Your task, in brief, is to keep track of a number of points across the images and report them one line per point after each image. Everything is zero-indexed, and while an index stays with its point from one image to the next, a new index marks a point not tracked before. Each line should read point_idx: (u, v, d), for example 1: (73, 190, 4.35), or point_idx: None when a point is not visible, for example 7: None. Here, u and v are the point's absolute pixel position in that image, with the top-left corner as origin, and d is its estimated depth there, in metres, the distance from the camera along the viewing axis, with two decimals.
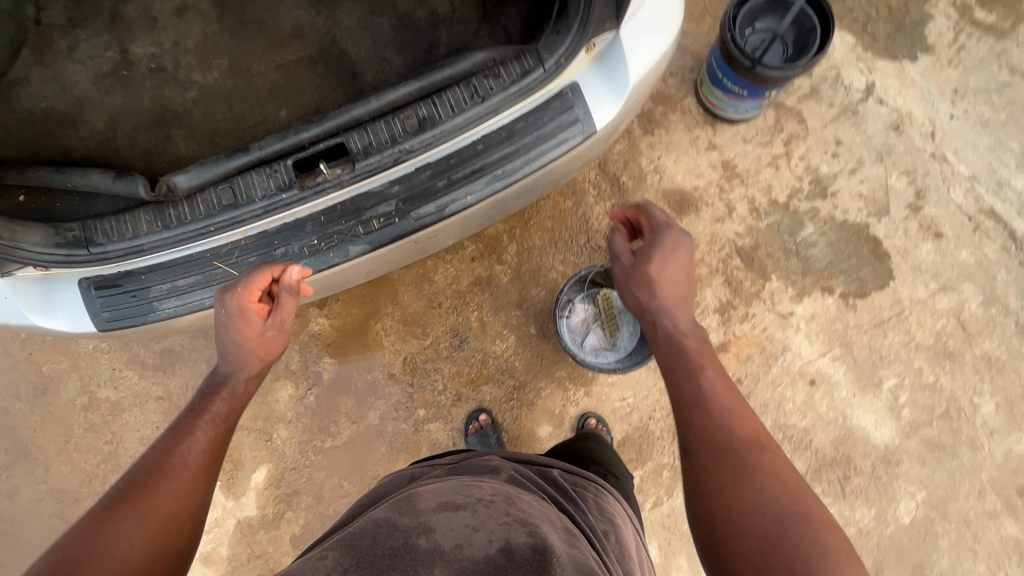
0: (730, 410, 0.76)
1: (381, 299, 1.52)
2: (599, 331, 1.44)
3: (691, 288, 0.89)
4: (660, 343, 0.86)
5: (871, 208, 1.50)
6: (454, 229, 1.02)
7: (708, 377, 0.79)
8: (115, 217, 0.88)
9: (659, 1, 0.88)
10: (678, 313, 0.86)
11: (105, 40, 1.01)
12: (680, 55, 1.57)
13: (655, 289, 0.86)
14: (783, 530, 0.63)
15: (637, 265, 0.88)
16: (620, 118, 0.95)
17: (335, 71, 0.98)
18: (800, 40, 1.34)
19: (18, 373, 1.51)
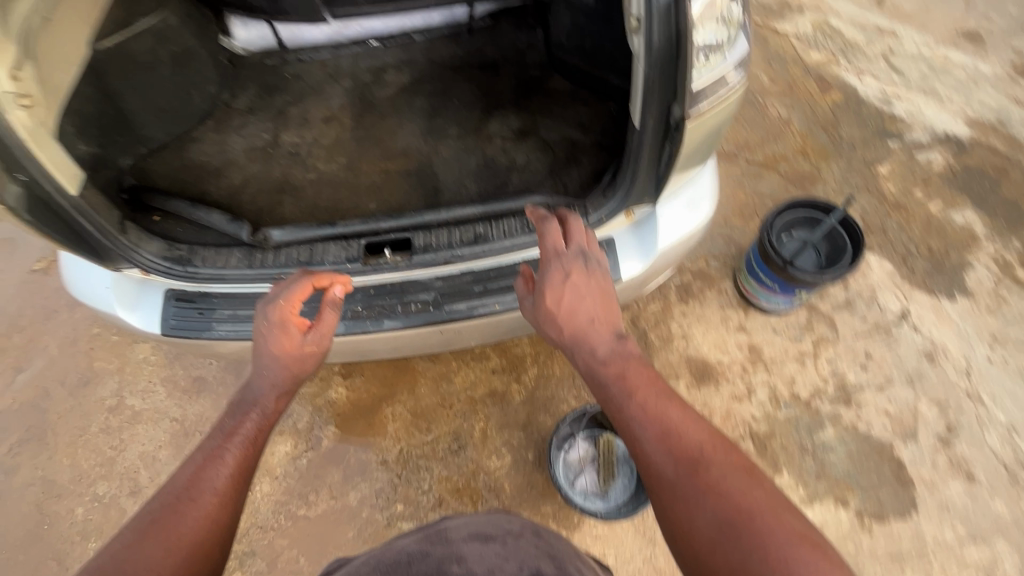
0: (668, 428, 0.77)
1: (400, 386, 1.61)
2: (592, 475, 1.43)
3: (606, 303, 0.89)
4: (586, 375, 0.87)
5: (897, 428, 1.47)
6: (477, 333, 1.13)
7: (638, 402, 0.80)
8: (216, 249, 1.08)
9: (692, 193, 1.06)
10: (597, 339, 0.87)
11: (266, 125, 1.31)
12: (724, 243, 1.74)
13: (569, 327, 0.88)
14: (748, 563, 0.64)
15: (541, 305, 0.90)
16: (643, 277, 1.08)
17: (423, 185, 1.20)
18: (832, 254, 1.47)
19: (76, 362, 1.69)
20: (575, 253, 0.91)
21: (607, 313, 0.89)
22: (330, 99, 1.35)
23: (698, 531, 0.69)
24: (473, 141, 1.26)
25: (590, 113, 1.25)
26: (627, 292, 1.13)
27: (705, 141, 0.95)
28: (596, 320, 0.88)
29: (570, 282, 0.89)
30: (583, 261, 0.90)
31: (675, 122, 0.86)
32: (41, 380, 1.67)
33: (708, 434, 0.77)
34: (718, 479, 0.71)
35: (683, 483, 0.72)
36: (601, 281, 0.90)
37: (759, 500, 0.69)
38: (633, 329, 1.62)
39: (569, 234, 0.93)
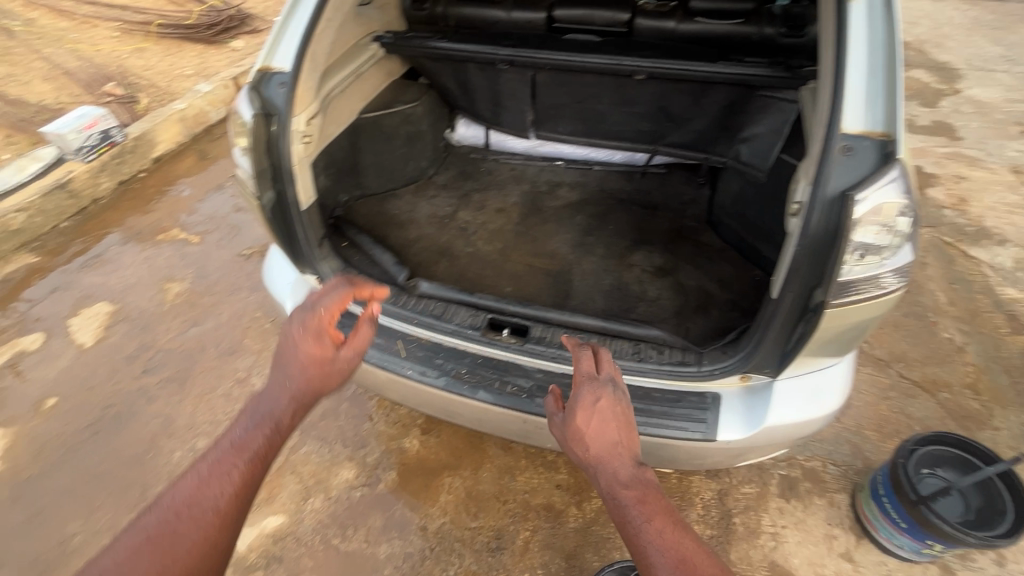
0: (679, 562, 0.71)
1: (466, 462, 1.64)
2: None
3: (632, 433, 0.87)
4: (604, 499, 0.81)
5: None
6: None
7: (653, 531, 0.74)
8: (375, 281, 1.29)
9: (821, 383, 1.01)
10: (615, 466, 0.82)
11: (451, 201, 1.57)
12: (849, 453, 1.56)
13: (593, 453, 0.84)
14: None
15: (568, 427, 0.88)
16: (741, 447, 1.02)
17: (557, 286, 1.32)
18: (982, 515, 1.23)
19: (234, 333, 2.04)
20: (606, 379, 0.91)
21: (632, 444, 0.86)
22: (508, 195, 1.58)
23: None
24: (614, 264, 1.36)
25: (732, 273, 1.29)
26: (719, 457, 1.06)
27: (847, 335, 0.92)
28: (620, 449, 0.84)
29: (596, 407, 0.87)
30: (614, 388, 0.90)
31: (814, 304, 0.87)
32: (205, 338, 2.03)
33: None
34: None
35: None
36: (627, 411, 0.89)
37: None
38: (717, 503, 1.48)
39: (601, 363, 0.95)
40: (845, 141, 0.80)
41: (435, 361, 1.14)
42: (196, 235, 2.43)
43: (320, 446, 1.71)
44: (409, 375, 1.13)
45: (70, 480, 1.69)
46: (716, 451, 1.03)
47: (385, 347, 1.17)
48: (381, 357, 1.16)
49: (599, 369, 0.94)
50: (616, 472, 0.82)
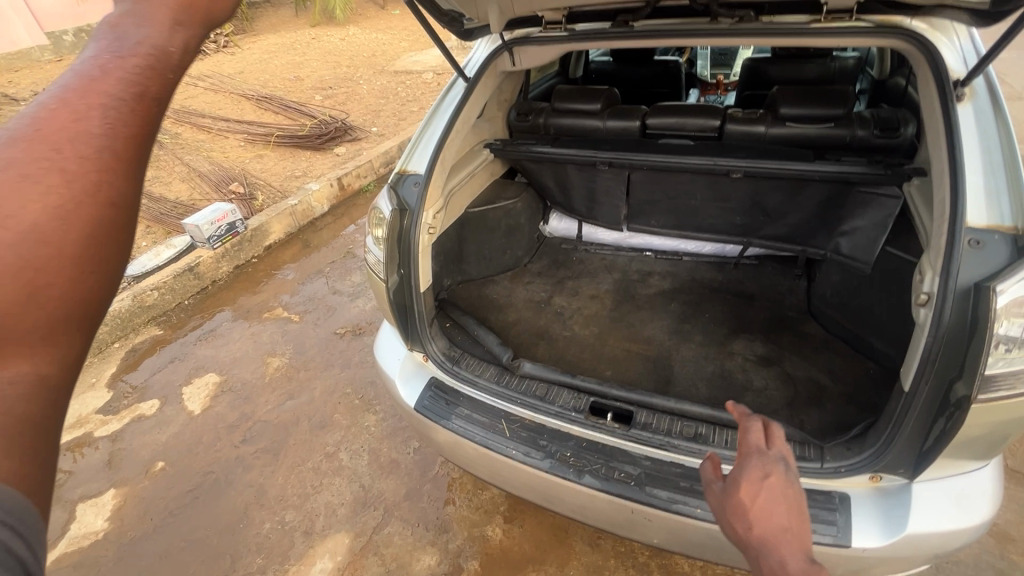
0: None
1: (552, 556, 1.56)
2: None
3: (806, 526, 0.67)
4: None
5: None
6: (663, 531, 1.09)
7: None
8: (479, 361, 1.36)
9: (968, 487, 0.92)
10: (786, 555, 0.63)
11: (545, 288, 1.66)
12: None
13: (759, 536, 0.66)
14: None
15: (728, 498, 0.72)
16: (880, 557, 0.93)
17: (656, 372, 1.33)
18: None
19: (324, 408, 2.14)
20: (778, 457, 0.74)
21: (808, 541, 0.66)
22: (600, 283, 1.65)
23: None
24: (714, 352, 1.36)
25: (843, 366, 1.25)
26: (853, 566, 0.96)
27: (998, 434, 0.86)
28: (796, 544, 0.65)
29: (769, 486, 0.71)
30: (787, 468, 0.73)
31: (957, 399, 0.81)
32: (298, 411, 2.15)
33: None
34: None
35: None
36: (800, 499, 0.70)
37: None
38: None
39: (773, 436, 0.78)
40: (971, 234, 0.82)
41: (539, 442, 1.16)
42: (297, 314, 2.66)
43: (404, 528, 1.70)
44: (513, 456, 1.16)
45: (168, 545, 1.76)
46: (849, 559, 0.94)
47: (489, 425, 1.21)
48: (484, 434, 1.20)
49: (769, 444, 0.78)
50: (794, 569, 0.61)
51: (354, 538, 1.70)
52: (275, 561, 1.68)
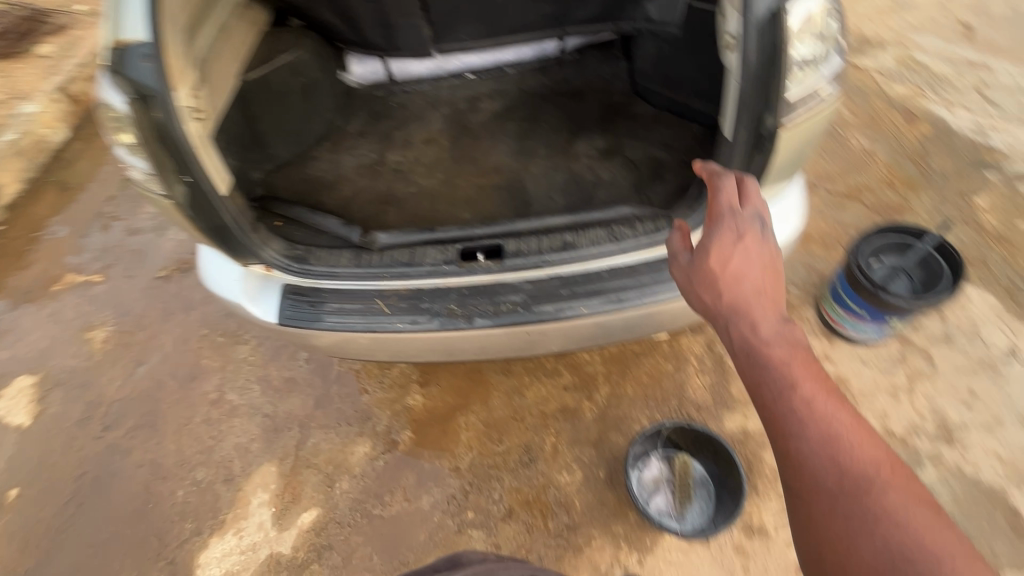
0: (829, 438, 0.72)
1: (474, 397, 1.67)
2: (665, 495, 1.40)
3: (777, 277, 0.86)
4: (738, 346, 0.82)
5: (1009, 473, 1.35)
6: (557, 338, 1.17)
7: (803, 393, 0.75)
8: (329, 249, 1.21)
9: (781, 204, 1.08)
10: (756, 309, 0.82)
11: (374, 147, 1.47)
12: (806, 272, 1.70)
13: (731, 292, 0.84)
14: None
15: (702, 265, 0.87)
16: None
17: (513, 197, 1.30)
18: (926, 282, 1.41)
19: (185, 359, 1.88)
20: (751, 216, 0.88)
21: (773, 288, 0.85)
22: (431, 124, 1.49)
23: (859, 560, 0.64)
24: (561, 159, 1.34)
25: (673, 135, 1.32)
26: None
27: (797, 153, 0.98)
28: (763, 292, 0.84)
29: (743, 243, 0.86)
30: (760, 226, 0.88)
31: (767, 131, 0.90)
32: (156, 374, 1.87)
33: (883, 452, 0.71)
34: (889, 506, 0.66)
35: (848, 502, 0.67)
36: (772, 254, 0.87)
37: (948, 540, 0.63)
38: (709, 354, 1.63)
39: (747, 194, 0.90)
40: None
41: (421, 306, 1.12)
42: (96, 273, 2.16)
43: (327, 433, 1.68)
44: (402, 328, 1.11)
45: (75, 558, 1.58)
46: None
47: (366, 309, 1.14)
48: (365, 320, 1.13)
49: (742, 204, 0.91)
50: (759, 317, 0.82)
51: (280, 463, 1.65)
52: (208, 517, 1.60)
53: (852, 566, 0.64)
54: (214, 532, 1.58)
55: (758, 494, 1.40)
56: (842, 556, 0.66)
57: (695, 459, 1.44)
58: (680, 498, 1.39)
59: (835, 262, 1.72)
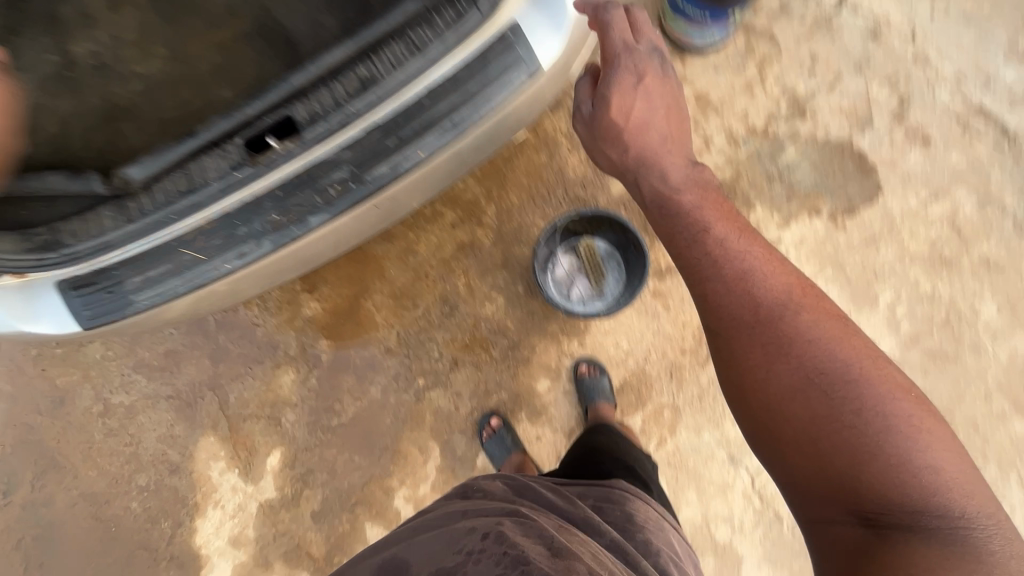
0: (749, 274, 0.82)
1: (369, 277, 1.54)
2: (583, 282, 1.44)
3: (673, 113, 1.01)
4: (652, 198, 0.98)
5: (853, 121, 1.46)
6: (402, 198, 1.02)
7: (714, 235, 0.87)
8: (77, 217, 0.88)
9: None
10: (661, 155, 0.99)
11: (45, 42, 1.02)
12: None
13: (634, 146, 0.99)
14: (837, 409, 0.72)
15: (604, 118, 1.01)
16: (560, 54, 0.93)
17: (273, 43, 0.98)
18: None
19: (34, 390, 1.56)
20: (646, 53, 0.99)
21: (671, 136, 1.01)
22: None
23: (781, 380, 0.75)
24: None
25: None
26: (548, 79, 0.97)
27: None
28: (662, 144, 1.00)
29: (641, 87, 0.99)
30: (653, 65, 1.00)
31: None
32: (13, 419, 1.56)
33: (791, 279, 0.83)
34: (799, 321, 0.78)
35: (764, 329, 0.77)
36: (669, 89, 1.02)
37: (849, 341, 0.77)
38: (576, 126, 1.52)
39: (642, 43, 1.00)
40: None
41: (240, 232, 0.90)
42: None
43: (244, 382, 1.55)
44: (232, 266, 0.92)
45: None
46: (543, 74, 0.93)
47: (178, 267, 0.90)
48: (186, 279, 0.91)
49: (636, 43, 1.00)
50: (663, 174, 0.98)
51: (216, 430, 1.54)
52: (179, 508, 1.54)
53: (773, 385, 0.75)
54: (195, 516, 1.53)
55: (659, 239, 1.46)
56: (765, 381, 0.76)
57: (598, 238, 1.45)
58: (595, 279, 1.44)
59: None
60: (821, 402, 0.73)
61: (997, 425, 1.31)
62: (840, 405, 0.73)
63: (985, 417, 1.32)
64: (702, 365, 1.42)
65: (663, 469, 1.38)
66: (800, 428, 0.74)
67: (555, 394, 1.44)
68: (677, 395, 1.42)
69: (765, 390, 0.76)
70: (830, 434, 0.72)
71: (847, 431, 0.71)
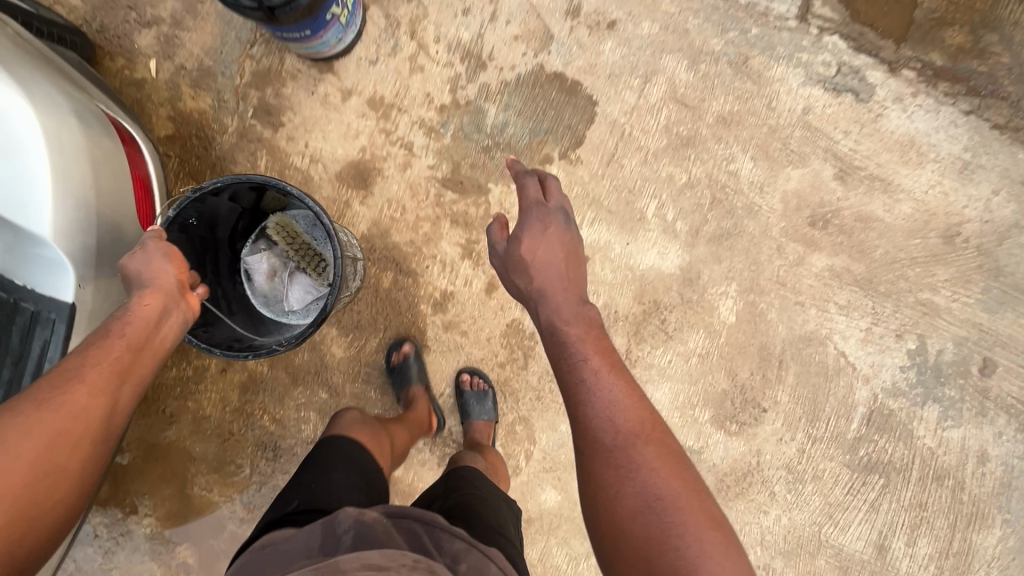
0: (615, 402, 0.78)
1: (179, 463, 1.38)
2: (302, 277, 1.22)
3: (577, 260, 0.96)
4: (545, 331, 0.90)
5: (534, 44, 1.27)
6: None
7: (590, 364, 0.82)
8: None
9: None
10: (559, 297, 0.91)
11: None
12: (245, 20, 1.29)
13: (537, 278, 0.93)
14: (665, 531, 0.67)
15: (514, 255, 0.95)
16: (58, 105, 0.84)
17: None
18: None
19: None
20: (557, 210, 0.97)
21: (574, 273, 0.95)
22: None
23: (624, 497, 0.70)
24: None
25: None
26: (89, 145, 0.86)
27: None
28: (567, 280, 0.93)
29: (548, 234, 0.95)
30: (563, 217, 0.97)
31: None
32: None
33: (651, 413, 0.79)
34: (648, 459, 0.73)
35: (618, 453, 0.74)
36: (574, 240, 0.97)
37: (684, 482, 0.72)
38: None
39: (550, 191, 0.99)
40: None
41: None
42: None
43: None
44: None
45: None
46: (61, 130, 0.82)
47: None
48: None
49: (546, 198, 0.99)
50: (558, 301, 0.90)
51: None
52: None
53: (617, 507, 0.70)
54: None
55: (421, 270, 1.33)
56: (611, 494, 0.71)
57: (290, 213, 1.20)
58: (314, 265, 1.23)
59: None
60: (656, 537, 0.67)
61: (800, 271, 1.30)
62: (669, 540, 0.66)
63: (786, 270, 1.30)
64: (525, 363, 1.35)
65: (543, 478, 1.35)
66: (634, 560, 0.66)
67: (414, 468, 1.37)
68: (520, 405, 1.36)
69: (615, 524, 0.69)
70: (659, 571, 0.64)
71: (675, 557, 0.65)
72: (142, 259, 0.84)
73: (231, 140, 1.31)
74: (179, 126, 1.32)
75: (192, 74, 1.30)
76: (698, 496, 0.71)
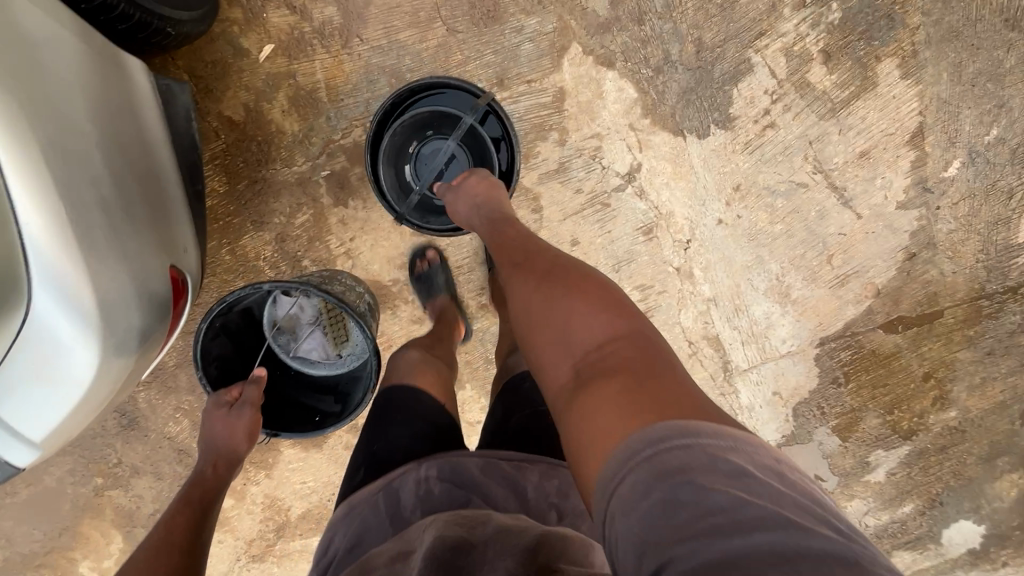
0: (518, 237, 0.92)
1: None
2: (320, 337, 1.09)
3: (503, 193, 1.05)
4: (485, 215, 1.00)
5: None
6: None
7: (505, 222, 0.97)
8: None
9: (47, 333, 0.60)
10: (496, 204, 1.01)
11: None
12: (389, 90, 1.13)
13: (484, 201, 1.01)
14: (560, 325, 0.75)
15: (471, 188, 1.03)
16: (78, 180, 0.61)
17: None
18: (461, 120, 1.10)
19: None
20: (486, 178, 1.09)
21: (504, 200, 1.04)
22: None
23: (527, 308, 0.80)
24: None
25: None
26: (104, 242, 0.64)
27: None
28: (493, 196, 1.02)
29: (483, 176, 1.05)
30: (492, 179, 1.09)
31: None
32: None
33: (538, 243, 0.90)
34: (534, 274, 0.83)
35: (522, 269, 0.85)
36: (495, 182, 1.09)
37: (576, 281, 0.79)
38: (282, 254, 1.23)
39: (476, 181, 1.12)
40: None
41: None
42: None
43: None
44: None
45: None
46: (80, 232, 0.60)
47: None
48: None
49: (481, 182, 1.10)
50: (493, 198, 1.02)
51: None
52: None
53: (526, 313, 0.79)
54: None
55: None
56: (521, 316, 0.80)
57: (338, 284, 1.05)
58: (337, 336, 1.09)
59: (432, 67, 1.12)
60: (553, 328, 0.75)
61: None
62: (566, 324, 0.74)
63: None
64: None
65: None
66: (549, 357, 0.74)
67: (238, 511, 1.46)
68: None
69: (528, 332, 0.79)
70: (569, 351, 0.72)
71: (577, 337, 0.72)
72: (225, 418, 0.96)
73: (287, 177, 1.18)
74: (249, 121, 1.15)
75: (298, 92, 1.13)
76: (581, 283, 0.78)
